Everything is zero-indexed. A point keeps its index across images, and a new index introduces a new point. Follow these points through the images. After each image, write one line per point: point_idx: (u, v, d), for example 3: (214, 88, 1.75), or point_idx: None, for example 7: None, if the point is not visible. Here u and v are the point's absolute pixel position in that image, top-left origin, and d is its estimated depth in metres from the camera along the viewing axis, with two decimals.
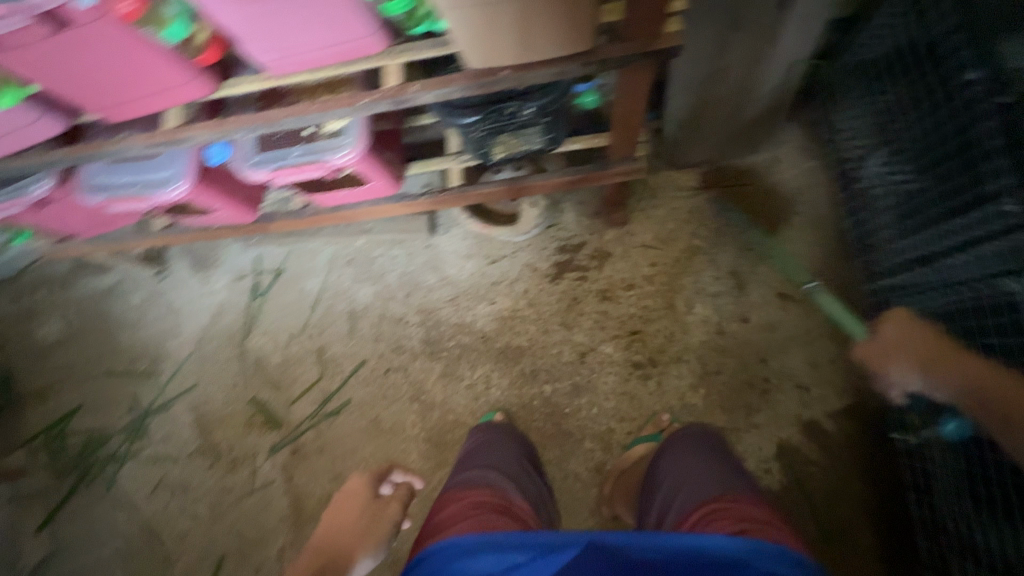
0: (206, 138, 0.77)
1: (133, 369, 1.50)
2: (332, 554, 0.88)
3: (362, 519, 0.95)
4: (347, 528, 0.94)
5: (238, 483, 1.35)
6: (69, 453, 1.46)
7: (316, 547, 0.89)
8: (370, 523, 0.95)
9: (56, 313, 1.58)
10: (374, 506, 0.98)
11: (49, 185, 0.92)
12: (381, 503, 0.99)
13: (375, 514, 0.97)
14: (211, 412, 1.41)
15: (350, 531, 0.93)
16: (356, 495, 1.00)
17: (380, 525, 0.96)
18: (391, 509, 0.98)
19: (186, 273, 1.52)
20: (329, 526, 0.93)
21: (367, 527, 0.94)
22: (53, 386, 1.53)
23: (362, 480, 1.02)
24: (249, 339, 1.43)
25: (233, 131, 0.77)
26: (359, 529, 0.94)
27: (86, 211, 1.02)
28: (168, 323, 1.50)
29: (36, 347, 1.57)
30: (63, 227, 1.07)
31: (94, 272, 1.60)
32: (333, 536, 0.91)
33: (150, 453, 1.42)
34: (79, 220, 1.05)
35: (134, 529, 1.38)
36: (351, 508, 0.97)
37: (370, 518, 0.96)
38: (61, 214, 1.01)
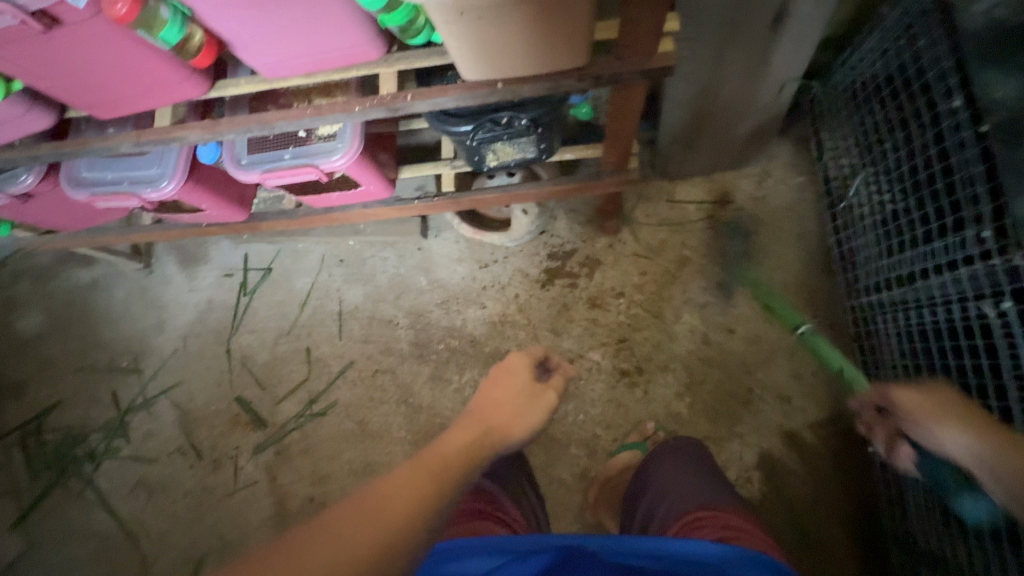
0: (198, 139, 0.77)
1: (115, 365, 1.47)
2: (491, 430, 0.69)
3: (525, 394, 0.77)
4: (505, 401, 0.75)
5: (220, 482, 1.33)
6: (46, 449, 1.43)
7: (471, 417, 0.70)
8: (535, 400, 0.76)
9: (37, 305, 1.55)
10: (534, 387, 0.78)
11: (34, 179, 0.90)
12: (540, 387, 0.79)
13: (536, 393, 0.78)
14: (194, 410, 1.39)
15: (510, 407, 0.74)
16: (515, 373, 0.79)
17: (542, 404, 0.78)
18: (550, 397, 0.79)
19: (173, 268, 1.50)
20: (488, 397, 0.74)
21: (529, 406, 0.76)
22: (32, 381, 1.50)
23: (523, 358, 0.81)
24: (236, 337, 1.42)
25: (225, 133, 0.77)
26: (518, 409, 0.75)
27: (72, 205, 1.01)
28: (153, 319, 1.48)
29: (15, 339, 1.54)
30: (50, 221, 1.05)
31: (77, 264, 1.56)
32: (493, 408, 0.73)
33: (131, 451, 1.40)
34: (66, 214, 1.03)
35: (112, 528, 1.36)
36: (506, 384, 0.77)
37: (534, 395, 0.77)
38: (45, 208, 0.99)
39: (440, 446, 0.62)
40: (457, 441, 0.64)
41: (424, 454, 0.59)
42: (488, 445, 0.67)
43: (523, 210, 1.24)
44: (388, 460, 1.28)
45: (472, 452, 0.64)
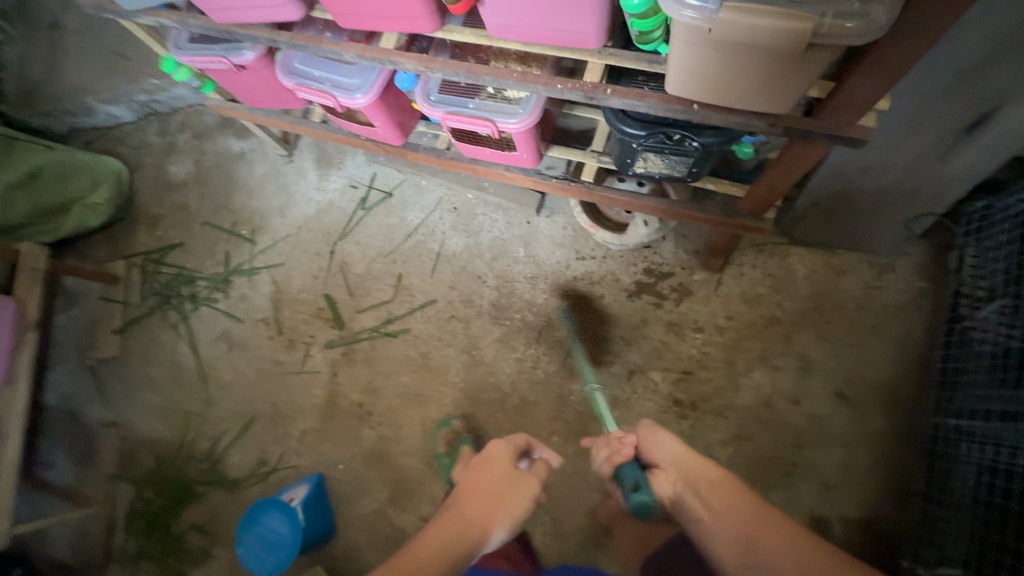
0: (410, 68, 0.87)
1: (236, 230, 1.65)
2: (470, 521, 0.76)
3: (503, 482, 0.84)
4: (486, 491, 0.82)
5: (289, 360, 1.48)
6: (160, 279, 1.64)
7: (454, 509, 0.78)
8: (511, 486, 0.83)
9: (190, 157, 1.76)
10: (512, 475, 0.85)
11: (255, 55, 1.03)
12: (517, 476, 0.85)
13: (513, 485, 0.84)
14: (288, 291, 1.54)
15: (488, 497, 0.81)
16: (496, 461, 0.87)
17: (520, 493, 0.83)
18: (530, 485, 0.84)
19: (309, 164, 1.65)
20: (469, 487, 0.82)
21: (504, 495, 0.82)
22: (167, 219, 1.71)
23: (501, 446, 0.89)
24: (343, 242, 1.55)
25: (436, 71, 0.86)
26: (501, 498, 0.81)
27: (269, 87, 1.14)
28: (279, 203, 1.64)
29: (165, 179, 1.76)
30: (245, 96, 1.21)
31: (232, 133, 1.75)
32: (471, 500, 0.79)
33: (225, 306, 1.57)
34: (261, 94, 1.18)
35: (190, 365, 1.53)
36: (482, 476, 0.84)
37: (509, 488, 0.83)
38: (248, 81, 1.13)
39: (420, 546, 0.71)
40: (439, 535, 0.73)
41: (403, 557, 0.69)
42: (468, 540, 0.74)
43: (644, 222, 1.28)
44: (436, 398, 1.38)
45: (446, 553, 0.71)
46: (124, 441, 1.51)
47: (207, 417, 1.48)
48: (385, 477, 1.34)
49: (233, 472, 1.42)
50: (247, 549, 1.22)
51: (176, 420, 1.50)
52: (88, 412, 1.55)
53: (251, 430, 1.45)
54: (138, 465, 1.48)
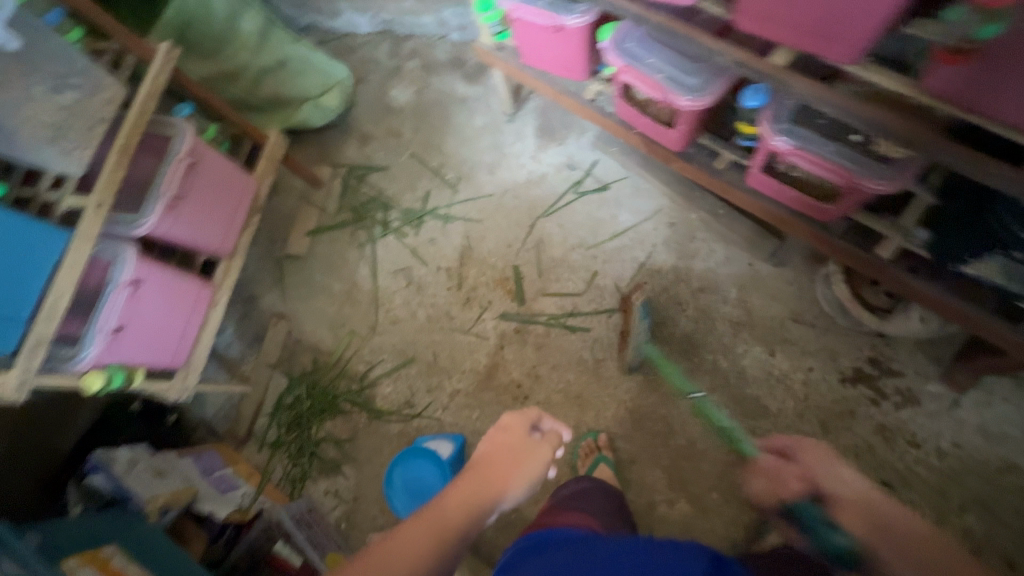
0: (799, 91, 0.78)
1: (440, 173, 1.64)
2: (489, 484, 0.73)
3: (521, 448, 0.79)
4: (504, 452, 0.78)
5: (462, 317, 1.48)
6: (359, 196, 1.67)
7: (469, 469, 0.75)
8: (529, 453, 0.78)
9: (413, 85, 1.76)
10: (530, 441, 0.80)
11: (581, 20, 1.00)
12: (533, 444, 0.80)
13: (529, 450, 0.80)
14: (477, 249, 1.54)
15: (507, 459, 0.77)
16: (512, 429, 0.81)
17: (537, 458, 0.79)
18: (543, 452, 0.79)
19: (530, 130, 1.60)
20: (488, 453, 0.78)
21: (521, 458, 0.78)
22: (377, 141, 1.72)
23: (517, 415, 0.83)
24: (545, 220, 1.51)
25: (828, 103, 0.77)
26: (515, 464, 0.77)
27: (565, 52, 1.10)
28: (489, 159, 1.62)
29: (384, 101, 1.76)
30: (526, 50, 1.16)
31: (460, 76, 1.73)
32: (489, 462, 0.76)
33: (412, 243, 1.59)
34: (548, 54, 1.13)
35: (367, 288, 1.58)
36: (499, 442, 0.80)
37: (524, 451, 0.78)
38: (556, 43, 1.09)
39: (442, 504, 0.70)
40: (455, 497, 0.71)
41: (423, 516, 0.68)
42: (483, 504, 0.72)
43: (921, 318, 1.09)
44: (599, 409, 1.33)
45: (464, 514, 0.70)
46: (289, 336, 1.57)
47: (370, 343, 1.52)
48: None
49: (381, 404, 1.45)
50: (396, 496, 1.27)
51: (341, 335, 1.55)
52: (264, 297, 1.62)
53: (407, 370, 1.48)
54: (297, 363, 1.54)
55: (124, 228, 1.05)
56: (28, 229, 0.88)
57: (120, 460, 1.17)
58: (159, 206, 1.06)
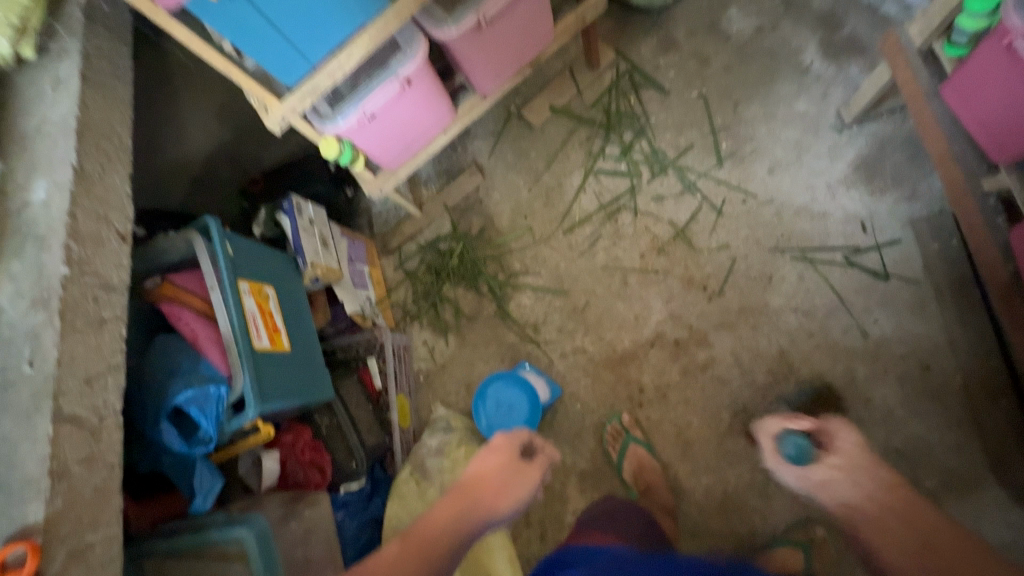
0: None
1: (717, 134, 1.38)
2: (476, 506, 0.73)
3: (509, 472, 0.77)
4: (494, 482, 0.76)
5: (635, 291, 1.35)
6: (620, 102, 1.46)
7: (457, 489, 0.76)
8: (518, 478, 0.77)
9: (760, 16, 1.40)
10: (519, 466, 0.78)
11: None
12: (522, 467, 0.78)
13: (517, 472, 0.78)
14: (696, 239, 1.34)
15: (496, 484, 0.76)
16: (500, 452, 0.79)
17: (524, 482, 0.77)
18: (530, 480, 0.78)
19: (851, 154, 1.27)
20: (472, 477, 0.77)
21: (513, 481, 0.77)
22: (677, 55, 1.44)
23: (505, 438, 0.82)
24: (787, 263, 1.26)
25: None
26: (505, 487, 0.76)
27: None
28: (780, 156, 1.32)
29: (716, 14, 1.43)
30: (964, 82, 0.87)
31: (820, 39, 1.35)
32: (478, 484, 0.76)
33: (638, 186, 1.41)
34: (994, 106, 0.84)
35: (567, 197, 1.45)
36: (488, 468, 0.78)
37: (514, 474, 0.77)
38: None
39: (424, 525, 0.70)
40: (446, 512, 0.72)
41: (409, 535, 0.69)
42: (471, 523, 0.72)
43: None
44: (697, 468, 1.23)
45: (450, 536, 0.70)
46: (474, 192, 1.53)
47: (537, 250, 1.44)
48: (597, 458, 1.29)
49: (512, 309, 1.43)
50: (483, 408, 1.26)
51: (516, 224, 1.48)
52: (476, 141, 1.55)
53: (553, 299, 1.40)
54: (466, 220, 1.52)
55: (429, 22, 0.98)
56: None
57: (304, 216, 1.23)
58: (469, 20, 0.98)
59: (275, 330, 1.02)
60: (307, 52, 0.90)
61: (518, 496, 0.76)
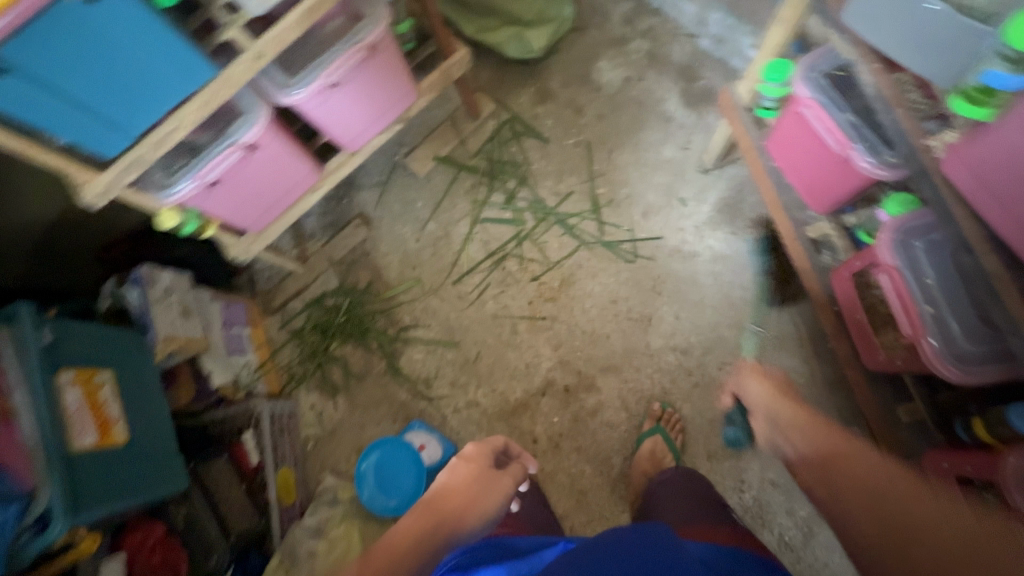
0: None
1: (595, 180, 1.42)
2: (440, 523, 0.70)
3: (483, 478, 0.76)
4: (462, 491, 0.74)
5: (526, 339, 1.34)
6: (502, 151, 1.48)
7: (422, 505, 0.72)
8: (490, 485, 0.75)
9: (627, 68, 1.48)
10: (491, 474, 0.77)
11: (870, 169, 0.81)
12: (495, 475, 0.77)
13: (492, 480, 0.76)
14: (581, 283, 1.36)
15: (465, 496, 0.73)
16: (471, 462, 0.78)
17: (499, 485, 0.76)
18: (507, 483, 0.76)
19: (714, 197, 1.35)
20: (445, 488, 0.74)
21: (482, 492, 0.74)
22: (555, 104, 1.49)
23: (477, 447, 0.81)
24: (664, 303, 1.31)
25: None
26: (474, 497, 0.73)
27: (819, 177, 0.90)
28: (652, 201, 1.38)
29: (589, 65, 1.50)
30: (775, 150, 0.97)
31: (681, 90, 1.44)
32: (445, 501, 0.73)
33: (524, 232, 1.42)
34: (796, 171, 0.93)
35: (454, 247, 1.44)
36: (457, 476, 0.76)
37: (491, 482, 0.75)
38: (812, 158, 0.89)
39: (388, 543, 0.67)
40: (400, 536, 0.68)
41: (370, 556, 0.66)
42: (438, 539, 0.69)
43: None
44: (592, 518, 1.22)
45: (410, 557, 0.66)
46: (362, 244, 1.48)
47: (428, 302, 1.41)
48: None
49: (404, 365, 1.38)
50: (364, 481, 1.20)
51: (405, 275, 1.44)
52: (362, 192, 1.51)
53: (446, 353, 1.37)
54: (353, 274, 1.46)
55: (270, 87, 0.95)
56: (176, 52, 0.79)
57: (158, 286, 1.13)
58: (313, 84, 0.96)
59: (105, 422, 0.92)
60: (116, 132, 0.84)
61: (488, 505, 0.74)
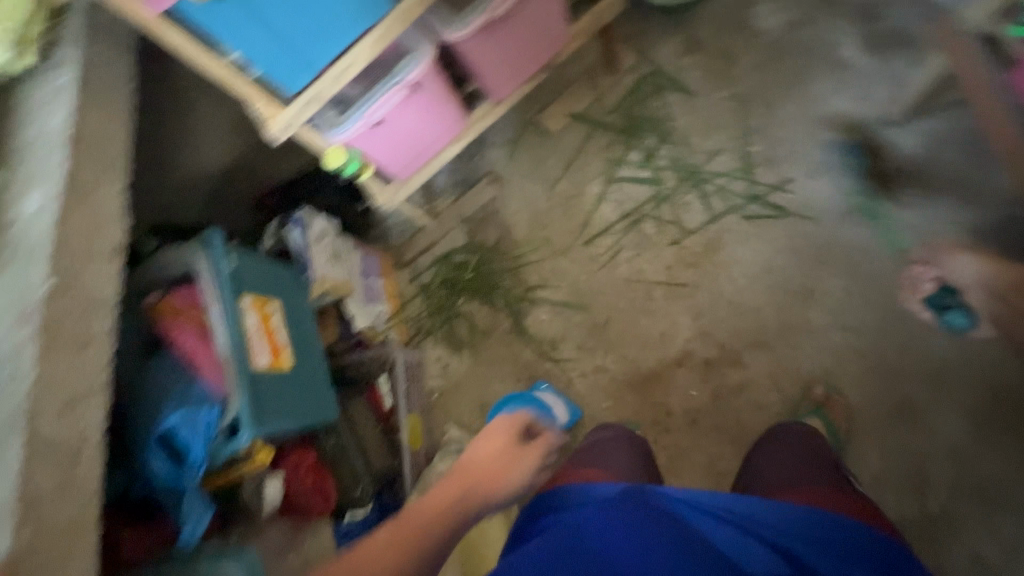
0: None
1: (748, 138, 1.28)
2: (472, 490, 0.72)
3: (511, 451, 0.79)
4: (488, 465, 0.76)
5: (662, 307, 1.26)
6: (642, 106, 1.38)
7: (458, 471, 0.75)
8: (516, 456, 0.79)
9: (794, 10, 1.31)
10: (518, 447, 0.80)
11: None
12: (523, 451, 0.79)
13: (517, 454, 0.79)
14: (728, 250, 1.24)
15: (495, 466, 0.76)
16: (495, 436, 0.80)
17: (522, 465, 0.78)
18: (535, 452, 0.80)
19: (899, 156, 1.16)
20: (471, 457, 0.77)
21: (511, 464, 0.77)
22: (704, 54, 1.36)
23: (506, 419, 0.84)
24: (829, 276, 1.16)
25: None
26: (502, 470, 0.76)
27: None
28: (818, 160, 1.22)
29: (747, 8, 1.34)
30: None
31: (861, 33, 1.24)
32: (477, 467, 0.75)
33: (664, 193, 1.32)
34: None
35: (586, 208, 1.38)
36: (489, 449, 0.78)
37: (517, 455, 0.78)
38: None
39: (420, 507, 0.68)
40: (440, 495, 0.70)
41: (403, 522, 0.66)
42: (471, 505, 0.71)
43: None
44: None
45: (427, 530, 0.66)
46: (490, 202, 1.46)
47: (556, 263, 1.37)
48: None
49: (530, 325, 1.35)
50: None
51: (533, 235, 1.41)
52: (492, 149, 1.48)
53: (574, 315, 1.32)
54: (481, 232, 1.46)
55: (437, 24, 0.94)
56: None
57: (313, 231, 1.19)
58: (479, 20, 0.93)
59: (276, 346, 0.98)
60: (304, 60, 0.87)
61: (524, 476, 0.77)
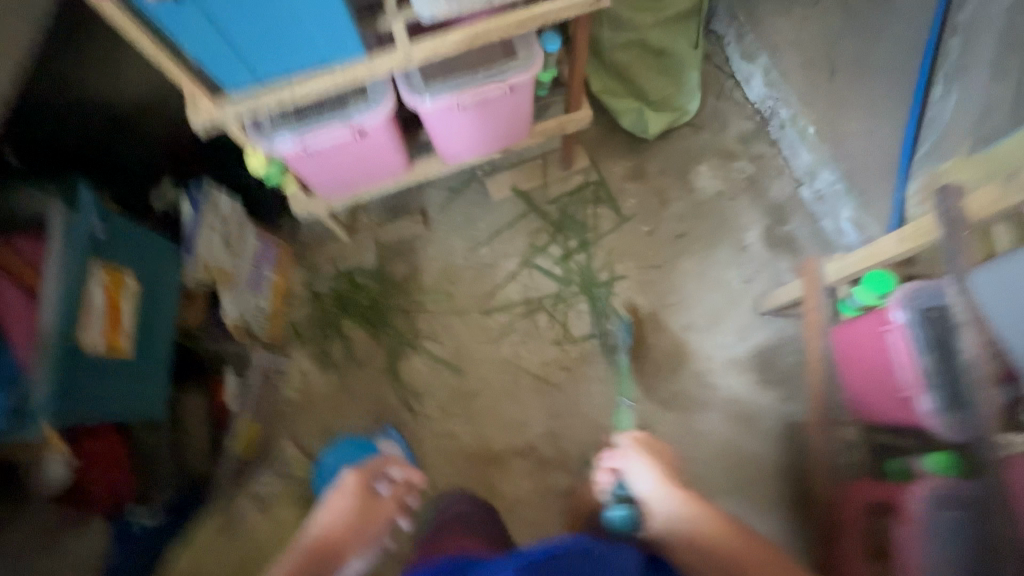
0: None
1: (650, 275, 1.42)
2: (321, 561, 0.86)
3: (361, 517, 0.95)
4: (343, 529, 0.91)
5: (527, 397, 1.34)
6: (578, 209, 1.48)
7: (306, 548, 0.87)
8: (367, 517, 0.96)
9: (725, 183, 1.48)
10: (370, 504, 0.98)
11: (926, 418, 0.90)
12: (373, 505, 0.98)
13: (371, 514, 0.97)
14: (598, 367, 1.36)
15: (345, 529, 0.91)
16: (344, 497, 0.96)
17: (371, 520, 0.96)
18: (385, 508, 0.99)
19: (754, 339, 1.36)
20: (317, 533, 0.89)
21: (363, 519, 0.95)
22: (643, 186, 1.49)
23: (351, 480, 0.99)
24: (668, 419, 1.32)
25: None
26: (348, 535, 0.91)
27: (872, 388, 1.00)
28: (695, 319, 1.39)
29: (690, 163, 1.49)
30: (847, 340, 1.05)
31: (765, 226, 1.44)
32: (327, 540, 0.89)
33: (566, 295, 1.41)
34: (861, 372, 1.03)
35: (495, 280, 1.44)
36: (332, 515, 0.92)
37: (371, 505, 0.97)
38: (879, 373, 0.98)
39: None
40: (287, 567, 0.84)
41: None
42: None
43: None
44: None
45: None
46: (411, 238, 1.47)
47: (450, 320, 1.41)
48: None
49: (403, 370, 1.37)
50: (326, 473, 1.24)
51: (438, 286, 1.44)
52: (431, 188, 1.50)
53: (447, 376, 1.37)
54: (391, 263, 1.45)
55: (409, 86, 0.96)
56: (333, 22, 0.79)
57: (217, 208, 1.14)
58: (449, 100, 0.96)
59: (117, 332, 0.93)
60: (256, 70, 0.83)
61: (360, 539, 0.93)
